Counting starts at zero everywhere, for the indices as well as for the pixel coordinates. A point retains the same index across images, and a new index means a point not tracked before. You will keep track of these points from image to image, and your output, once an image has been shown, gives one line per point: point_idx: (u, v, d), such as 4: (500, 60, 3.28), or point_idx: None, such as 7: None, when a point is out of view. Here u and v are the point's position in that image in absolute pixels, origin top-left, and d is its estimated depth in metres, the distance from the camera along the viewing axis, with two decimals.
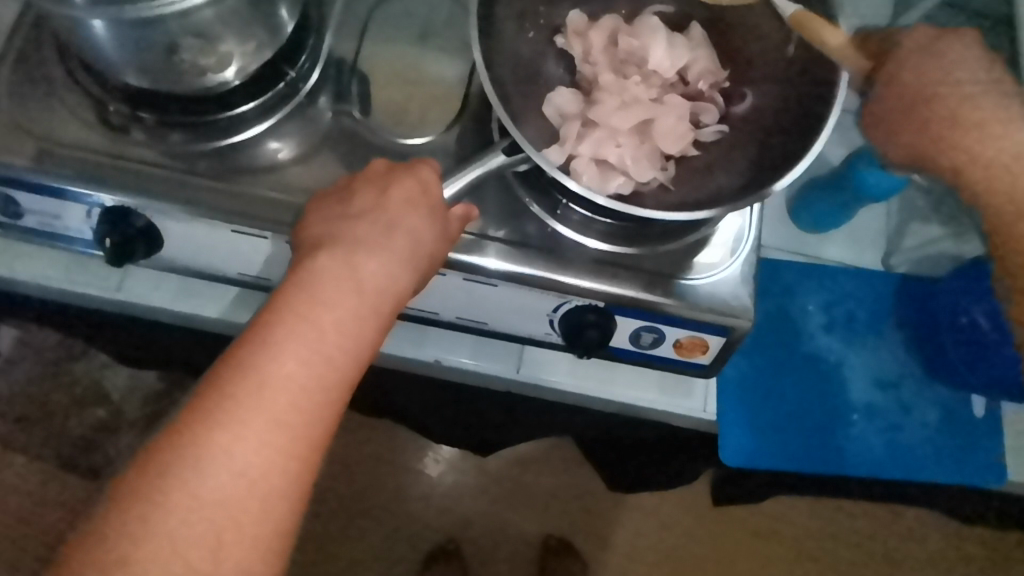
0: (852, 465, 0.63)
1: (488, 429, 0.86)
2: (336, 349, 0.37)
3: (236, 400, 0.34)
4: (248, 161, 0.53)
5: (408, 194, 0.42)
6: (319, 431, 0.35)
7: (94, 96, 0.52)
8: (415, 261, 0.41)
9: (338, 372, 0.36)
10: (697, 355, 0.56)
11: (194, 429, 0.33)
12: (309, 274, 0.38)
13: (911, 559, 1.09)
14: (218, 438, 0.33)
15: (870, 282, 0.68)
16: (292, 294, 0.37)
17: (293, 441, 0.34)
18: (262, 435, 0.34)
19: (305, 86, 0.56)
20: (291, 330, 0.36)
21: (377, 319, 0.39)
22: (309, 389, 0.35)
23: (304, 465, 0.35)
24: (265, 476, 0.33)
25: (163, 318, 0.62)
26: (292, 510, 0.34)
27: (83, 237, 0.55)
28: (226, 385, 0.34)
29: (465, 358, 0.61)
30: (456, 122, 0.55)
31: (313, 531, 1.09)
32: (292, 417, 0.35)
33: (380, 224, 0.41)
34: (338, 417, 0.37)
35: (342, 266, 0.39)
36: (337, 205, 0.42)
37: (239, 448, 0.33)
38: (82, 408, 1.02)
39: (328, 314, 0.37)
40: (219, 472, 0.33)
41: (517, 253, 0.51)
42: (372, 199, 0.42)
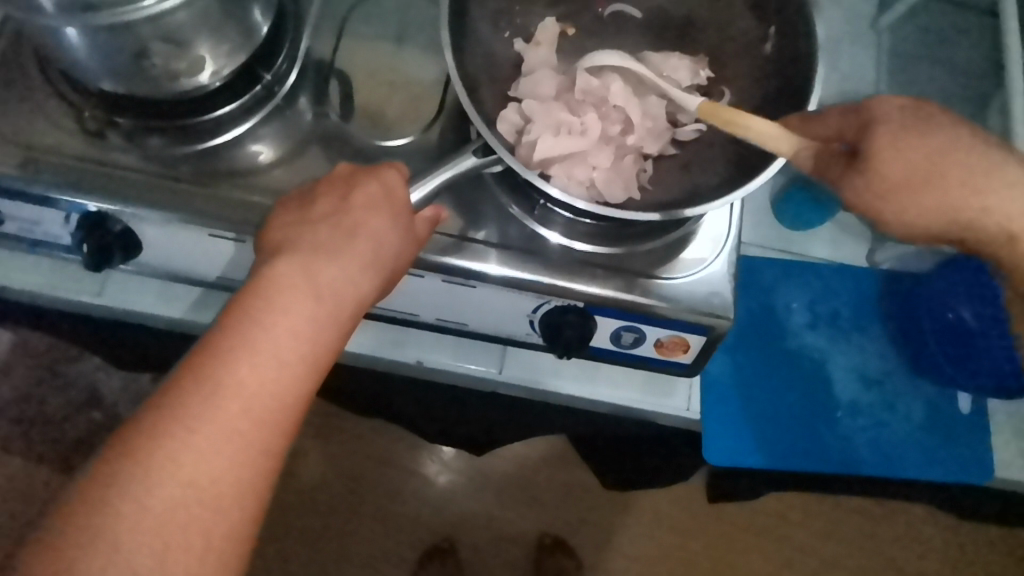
0: (833, 463, 0.63)
1: (479, 428, 0.86)
2: (292, 356, 0.37)
3: (187, 409, 0.34)
4: (227, 164, 0.53)
5: (371, 198, 0.42)
6: (275, 438, 0.36)
7: (73, 102, 0.52)
8: (377, 266, 0.41)
9: (294, 378, 0.37)
10: (678, 354, 0.56)
11: (145, 438, 0.33)
12: (266, 281, 0.38)
13: (907, 554, 1.09)
14: (169, 446, 0.33)
15: (852, 278, 0.69)
16: (248, 301, 0.37)
17: (246, 448, 0.35)
18: (214, 442, 0.34)
19: (283, 88, 0.56)
20: (245, 337, 0.36)
21: (335, 325, 0.39)
22: (264, 396, 0.36)
23: (259, 473, 0.35)
24: (217, 484, 0.34)
25: (145, 322, 0.63)
26: (245, 519, 0.34)
27: (63, 242, 0.55)
28: (178, 393, 0.35)
29: (448, 360, 0.61)
30: (434, 123, 0.56)
31: (309, 531, 1.09)
32: (246, 425, 0.35)
33: (342, 228, 0.41)
34: (295, 423, 0.37)
35: (301, 273, 0.39)
36: (299, 211, 0.42)
37: (192, 456, 0.33)
38: (77, 411, 1.03)
39: (285, 321, 0.37)
40: (169, 480, 0.33)
41: (510, 257, 0.51)
42: (334, 204, 0.42)
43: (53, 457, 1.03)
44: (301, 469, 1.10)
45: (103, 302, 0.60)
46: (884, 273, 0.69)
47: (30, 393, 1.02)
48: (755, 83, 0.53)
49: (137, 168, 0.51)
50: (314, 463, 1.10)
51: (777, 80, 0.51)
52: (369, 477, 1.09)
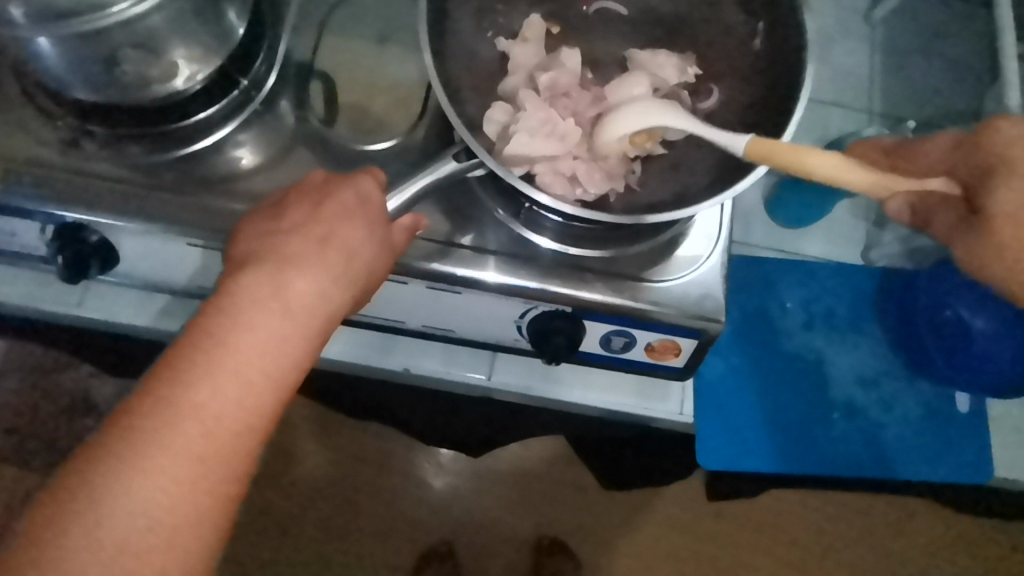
0: (826, 467, 0.63)
1: (473, 432, 0.85)
2: (256, 375, 0.36)
3: (142, 432, 0.33)
4: (206, 170, 0.51)
5: (344, 206, 0.42)
6: (235, 460, 0.35)
7: (47, 110, 0.51)
8: (349, 277, 0.40)
9: (256, 399, 0.36)
10: (669, 357, 0.55)
11: (98, 461, 0.32)
12: (231, 294, 0.37)
13: (909, 550, 1.08)
14: (123, 471, 0.32)
15: (848, 277, 0.67)
16: (211, 317, 0.36)
17: (204, 472, 0.34)
18: (171, 467, 0.33)
19: (261, 92, 0.54)
20: (207, 355, 0.35)
21: (303, 342, 0.38)
22: (223, 418, 0.35)
23: (217, 498, 0.34)
24: (173, 510, 0.33)
25: (128, 331, 0.62)
26: (203, 545, 0.33)
27: (41, 253, 0.54)
28: (135, 414, 0.34)
29: (436, 366, 0.60)
30: (418, 124, 0.54)
31: (307, 535, 1.08)
32: (205, 448, 0.34)
33: (312, 238, 0.40)
34: (258, 444, 0.36)
35: (268, 287, 0.38)
36: (270, 221, 0.42)
37: (146, 481, 0.33)
38: (68, 419, 1.02)
39: (249, 338, 0.36)
40: (122, 506, 0.32)
41: (519, 266, 0.50)
42: (303, 214, 0.41)
43: (48, 465, 1.03)
44: (296, 474, 1.09)
45: (84, 313, 0.59)
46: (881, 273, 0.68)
47: (23, 401, 1.02)
48: (745, 79, 0.52)
49: (113, 176, 0.50)
50: (310, 468, 1.09)
51: (766, 77, 0.50)
52: (365, 481, 1.08)
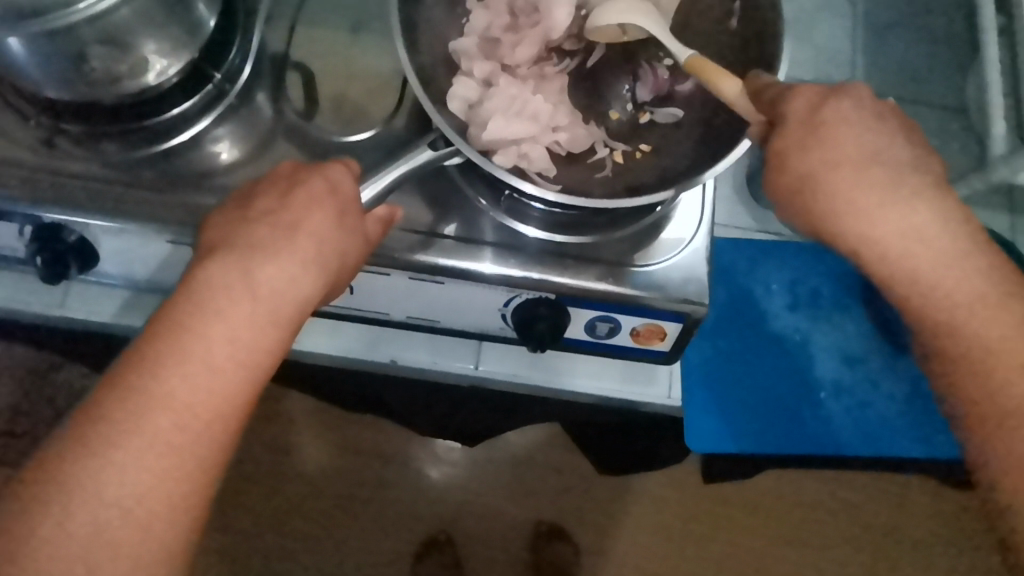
0: (812, 443, 0.63)
1: (465, 420, 0.85)
2: (226, 363, 0.36)
3: (112, 423, 0.33)
4: (183, 165, 0.51)
5: (313, 194, 0.41)
6: (208, 449, 0.35)
7: (20, 110, 0.51)
8: (321, 264, 0.40)
9: (228, 388, 0.36)
10: (655, 342, 0.55)
11: (68, 456, 0.33)
12: (200, 283, 0.37)
13: (904, 526, 1.09)
14: (93, 461, 0.33)
15: (832, 256, 0.68)
16: (179, 307, 0.36)
17: (176, 463, 0.34)
18: (141, 458, 0.33)
19: (236, 85, 0.54)
20: (176, 346, 0.35)
21: (275, 328, 0.38)
22: (194, 408, 0.35)
23: (191, 488, 0.34)
24: (145, 501, 0.33)
25: (114, 330, 0.61)
26: (178, 536, 0.34)
27: (20, 254, 0.53)
28: (104, 407, 0.34)
29: (423, 357, 0.60)
30: (397, 113, 0.54)
31: (305, 529, 1.08)
32: (176, 439, 0.34)
33: (282, 226, 0.40)
34: (231, 435, 0.36)
35: (236, 275, 0.38)
36: (238, 210, 0.41)
37: (116, 473, 0.33)
38: None
39: (217, 327, 0.36)
40: (92, 500, 0.32)
41: (513, 257, 0.49)
42: (273, 203, 0.41)
43: None
44: (292, 467, 1.09)
45: (67, 313, 0.59)
46: None
47: None
48: (723, 59, 0.52)
49: (89, 175, 0.49)
50: (306, 462, 1.09)
51: (744, 56, 0.50)
52: (361, 472, 1.09)
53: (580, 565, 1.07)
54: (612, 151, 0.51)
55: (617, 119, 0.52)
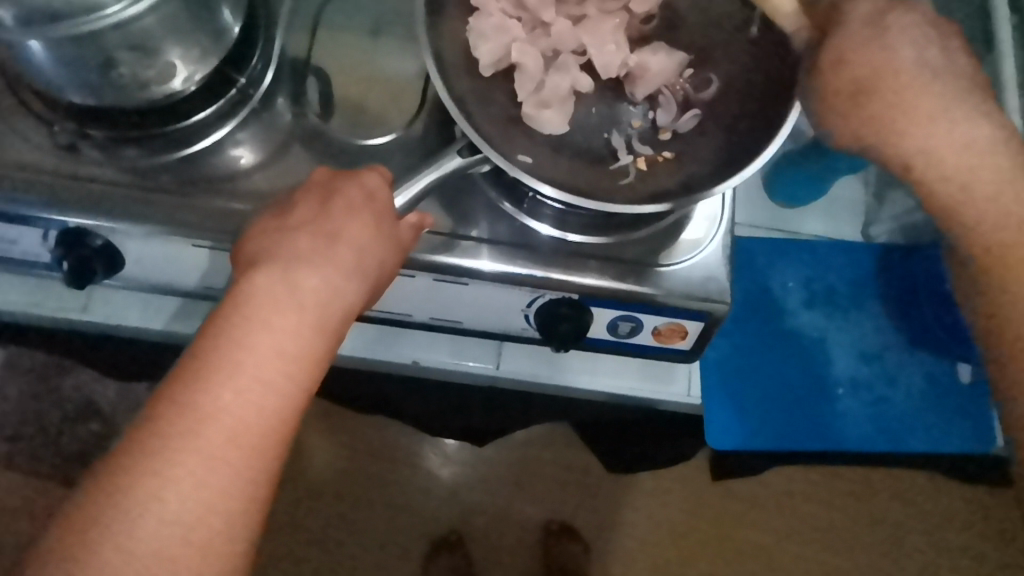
0: (833, 441, 0.64)
1: (480, 420, 0.85)
2: (276, 375, 0.36)
3: (168, 439, 0.34)
4: (208, 169, 0.51)
5: (351, 202, 0.42)
6: (261, 463, 0.35)
7: (41, 115, 0.50)
8: (362, 272, 0.41)
9: (280, 398, 0.36)
10: (676, 340, 0.55)
11: (126, 471, 0.33)
12: (245, 294, 0.38)
13: (912, 521, 1.09)
14: (153, 480, 0.33)
15: (847, 253, 0.68)
16: (226, 320, 0.37)
17: (233, 478, 0.34)
18: (198, 474, 0.34)
19: (257, 90, 0.54)
20: (225, 360, 0.36)
21: (320, 338, 0.39)
22: (246, 421, 0.35)
23: (247, 501, 0.34)
24: (204, 517, 0.33)
25: (134, 334, 0.62)
26: (236, 550, 0.34)
27: (43, 259, 0.54)
28: (159, 422, 0.34)
29: (442, 358, 0.60)
30: (417, 116, 0.54)
31: (316, 528, 1.09)
32: (231, 453, 0.34)
33: (322, 235, 0.41)
34: (282, 447, 0.36)
35: (280, 285, 0.39)
36: (276, 218, 0.42)
37: (176, 490, 0.33)
38: (75, 424, 1.01)
39: (265, 338, 0.37)
40: (153, 517, 0.33)
41: (509, 254, 0.50)
42: (312, 210, 0.42)
43: (55, 469, 1.02)
44: (303, 469, 1.09)
45: (88, 317, 0.59)
46: (882, 247, 0.68)
47: (25, 407, 1.01)
48: (743, 62, 0.52)
49: (114, 181, 0.49)
50: (317, 463, 1.09)
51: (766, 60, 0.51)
52: (371, 473, 1.09)
53: (591, 563, 1.08)
54: (635, 157, 0.51)
55: (638, 128, 0.53)
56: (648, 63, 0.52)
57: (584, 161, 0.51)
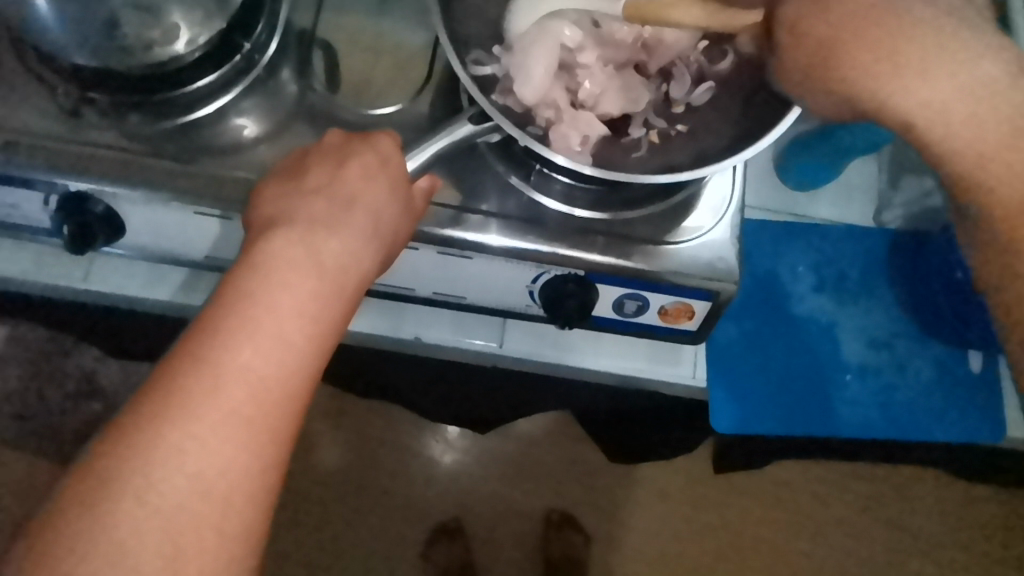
0: (843, 427, 0.63)
1: (482, 406, 0.84)
2: (296, 335, 0.36)
3: (188, 394, 0.33)
4: (211, 137, 0.50)
5: (367, 167, 0.43)
6: (282, 422, 0.35)
7: (45, 80, 0.50)
8: (377, 240, 0.41)
9: (301, 358, 0.36)
10: (683, 320, 0.55)
11: (145, 427, 0.32)
12: (263, 255, 0.38)
13: (916, 518, 1.08)
14: (173, 435, 0.32)
15: (859, 238, 0.67)
16: (246, 279, 0.37)
17: (254, 435, 0.34)
18: (220, 430, 0.33)
19: (262, 58, 0.53)
20: (246, 317, 0.35)
21: (339, 301, 0.38)
22: (267, 379, 0.35)
23: (267, 461, 0.34)
24: (226, 474, 0.33)
25: (134, 306, 0.61)
26: (257, 509, 0.33)
27: (44, 225, 0.53)
28: (177, 378, 0.33)
29: (445, 335, 0.60)
30: (423, 90, 0.54)
31: (315, 512, 1.08)
32: (251, 410, 0.34)
33: (339, 201, 0.41)
34: (302, 408, 0.36)
35: (299, 248, 0.38)
36: (289, 183, 0.43)
37: (196, 446, 0.32)
38: (75, 403, 1.01)
39: (285, 299, 0.36)
40: (174, 472, 0.32)
41: (521, 228, 0.49)
42: (327, 174, 0.43)
43: (55, 448, 1.02)
44: (303, 453, 1.09)
45: (89, 286, 0.58)
46: (895, 232, 0.67)
47: (27, 385, 1.00)
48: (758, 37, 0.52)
49: (114, 146, 0.48)
50: (317, 448, 1.08)
51: None
52: (371, 459, 1.08)
53: (591, 554, 1.07)
54: (648, 131, 0.51)
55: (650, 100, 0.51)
56: (663, 36, 0.49)
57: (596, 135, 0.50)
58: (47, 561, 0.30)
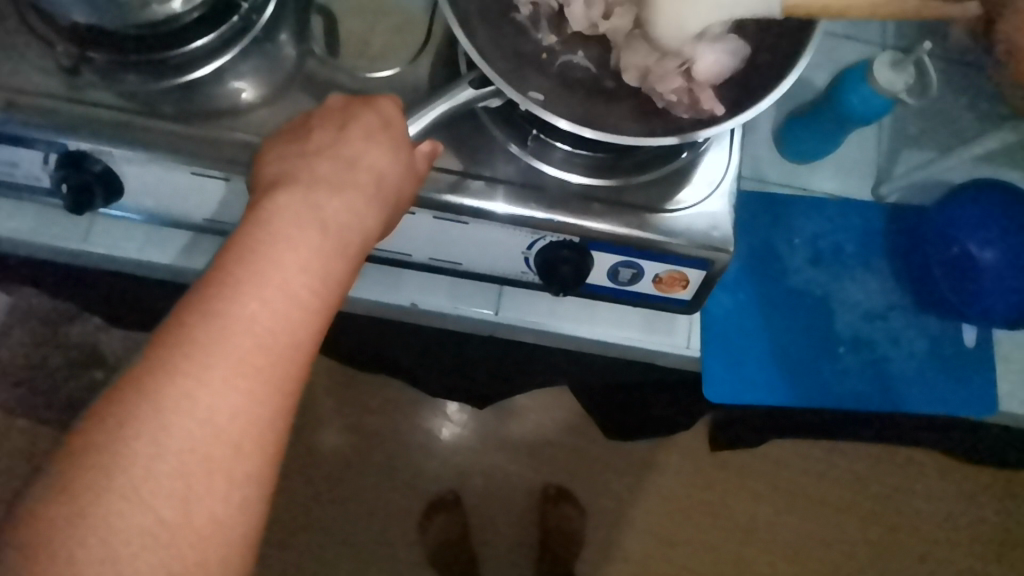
0: (841, 399, 0.64)
1: (480, 380, 0.85)
2: (302, 289, 0.36)
3: (198, 343, 0.33)
4: (210, 97, 0.50)
5: (368, 128, 0.43)
6: (289, 373, 0.35)
7: (44, 38, 0.50)
8: (380, 200, 0.42)
9: (307, 312, 0.36)
10: (677, 289, 0.55)
11: (156, 374, 0.33)
12: (269, 213, 0.38)
13: (909, 498, 1.09)
14: (184, 383, 0.33)
15: (857, 212, 0.68)
16: (251, 235, 0.37)
17: (262, 385, 0.34)
18: (229, 380, 0.33)
19: (261, 19, 0.53)
20: (253, 271, 0.36)
21: (343, 258, 0.39)
22: (274, 331, 0.35)
23: (275, 411, 0.34)
24: (236, 422, 0.33)
25: (134, 268, 0.62)
26: (267, 456, 0.34)
27: (44, 184, 0.54)
28: (185, 329, 0.34)
29: (443, 302, 0.60)
30: (422, 54, 0.53)
31: (313, 482, 1.09)
32: (260, 361, 0.34)
33: (342, 160, 0.42)
34: (308, 362, 0.36)
35: (304, 206, 0.39)
36: (292, 144, 0.43)
37: (205, 395, 0.33)
38: (77, 371, 1.02)
39: (290, 254, 0.37)
40: (186, 419, 0.32)
41: (523, 195, 0.49)
42: (330, 135, 0.43)
43: (59, 415, 1.03)
44: (302, 425, 1.10)
45: (88, 248, 0.59)
46: (891, 206, 0.68)
47: (30, 352, 1.01)
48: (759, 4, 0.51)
49: (113, 105, 0.49)
50: (317, 420, 1.09)
51: None
52: (371, 432, 1.09)
53: (587, 527, 1.08)
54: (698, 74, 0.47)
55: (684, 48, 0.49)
56: None
57: (596, 100, 0.49)
58: (52, 506, 0.30)
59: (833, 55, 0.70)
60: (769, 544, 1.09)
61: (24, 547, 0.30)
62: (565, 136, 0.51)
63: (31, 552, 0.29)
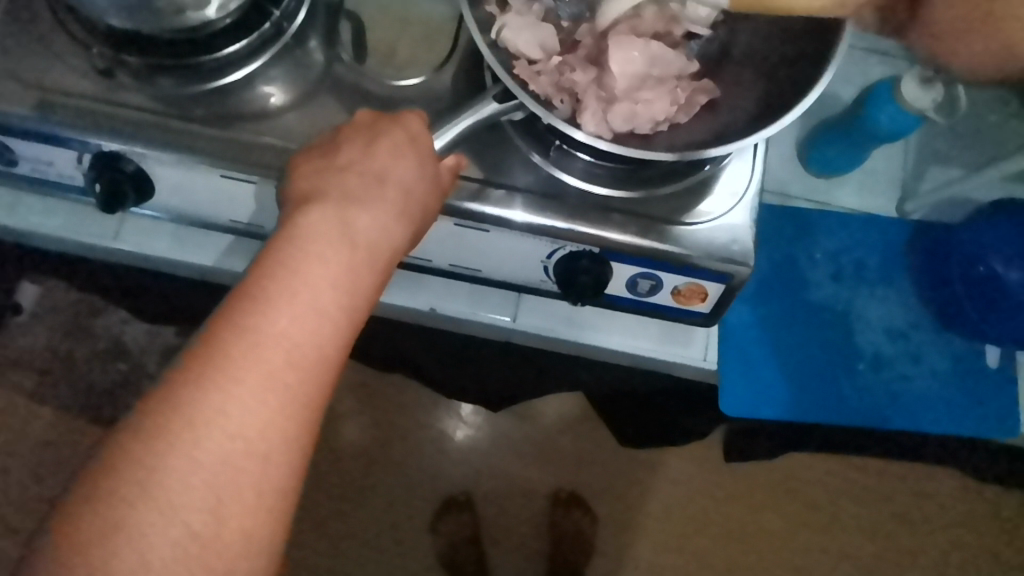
0: (861, 420, 0.63)
1: (497, 384, 0.85)
2: (330, 306, 0.37)
3: (229, 358, 0.34)
4: (238, 103, 0.51)
5: (396, 143, 0.44)
6: (316, 387, 0.36)
7: (81, 41, 0.51)
8: (408, 213, 0.42)
9: (335, 327, 0.37)
10: (696, 302, 0.55)
11: (188, 388, 0.33)
12: (300, 228, 0.39)
13: (925, 516, 1.08)
14: (215, 397, 0.33)
15: (882, 230, 0.67)
16: (282, 251, 0.38)
17: (289, 399, 0.35)
18: (258, 394, 0.34)
19: (291, 25, 0.54)
20: (282, 286, 0.36)
21: (370, 273, 0.39)
22: (303, 347, 0.36)
23: (302, 424, 0.35)
24: (264, 436, 0.34)
25: (162, 266, 0.63)
26: (292, 468, 0.35)
27: (77, 182, 0.55)
28: (217, 343, 0.35)
29: (462, 307, 0.61)
30: (447, 63, 0.54)
31: (328, 479, 1.10)
32: (288, 375, 0.35)
33: (370, 175, 0.42)
34: (334, 376, 0.37)
35: (334, 221, 0.39)
36: (323, 158, 0.44)
37: (235, 409, 0.34)
38: (103, 363, 1.04)
39: (320, 270, 0.37)
40: (216, 433, 0.33)
41: (544, 205, 0.49)
42: (359, 149, 0.43)
43: (84, 405, 1.05)
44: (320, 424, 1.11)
45: (119, 245, 0.60)
46: (918, 223, 0.67)
47: (58, 344, 1.04)
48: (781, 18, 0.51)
49: (147, 108, 0.50)
50: (336, 418, 1.10)
51: None
52: (387, 431, 1.10)
53: (598, 534, 1.08)
54: (695, 99, 0.50)
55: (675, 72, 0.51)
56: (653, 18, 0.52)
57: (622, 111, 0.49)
58: (85, 512, 0.31)
59: (863, 71, 0.70)
60: (783, 558, 1.07)
61: (58, 550, 0.30)
62: (590, 148, 0.51)
63: (59, 553, 0.30)
